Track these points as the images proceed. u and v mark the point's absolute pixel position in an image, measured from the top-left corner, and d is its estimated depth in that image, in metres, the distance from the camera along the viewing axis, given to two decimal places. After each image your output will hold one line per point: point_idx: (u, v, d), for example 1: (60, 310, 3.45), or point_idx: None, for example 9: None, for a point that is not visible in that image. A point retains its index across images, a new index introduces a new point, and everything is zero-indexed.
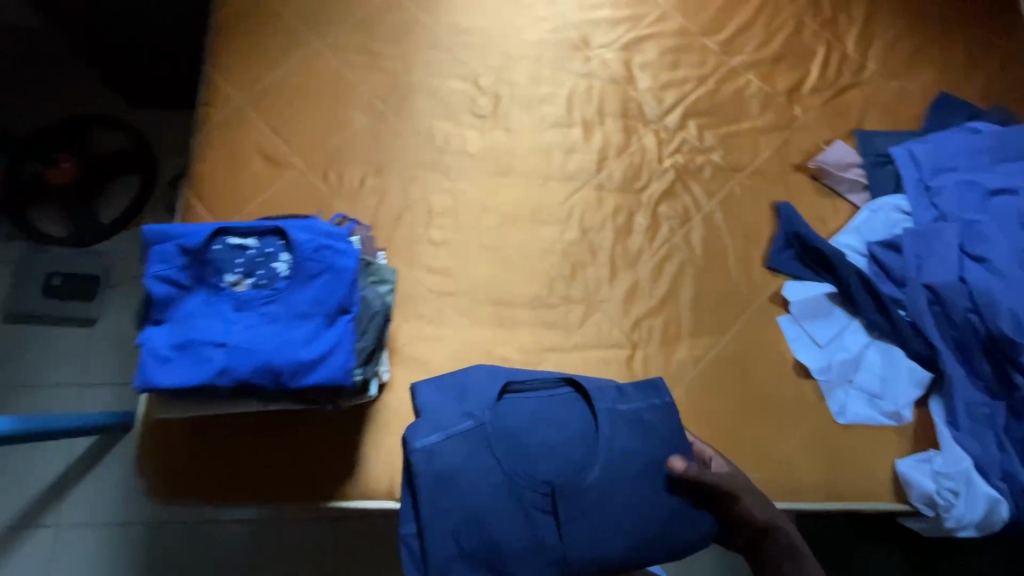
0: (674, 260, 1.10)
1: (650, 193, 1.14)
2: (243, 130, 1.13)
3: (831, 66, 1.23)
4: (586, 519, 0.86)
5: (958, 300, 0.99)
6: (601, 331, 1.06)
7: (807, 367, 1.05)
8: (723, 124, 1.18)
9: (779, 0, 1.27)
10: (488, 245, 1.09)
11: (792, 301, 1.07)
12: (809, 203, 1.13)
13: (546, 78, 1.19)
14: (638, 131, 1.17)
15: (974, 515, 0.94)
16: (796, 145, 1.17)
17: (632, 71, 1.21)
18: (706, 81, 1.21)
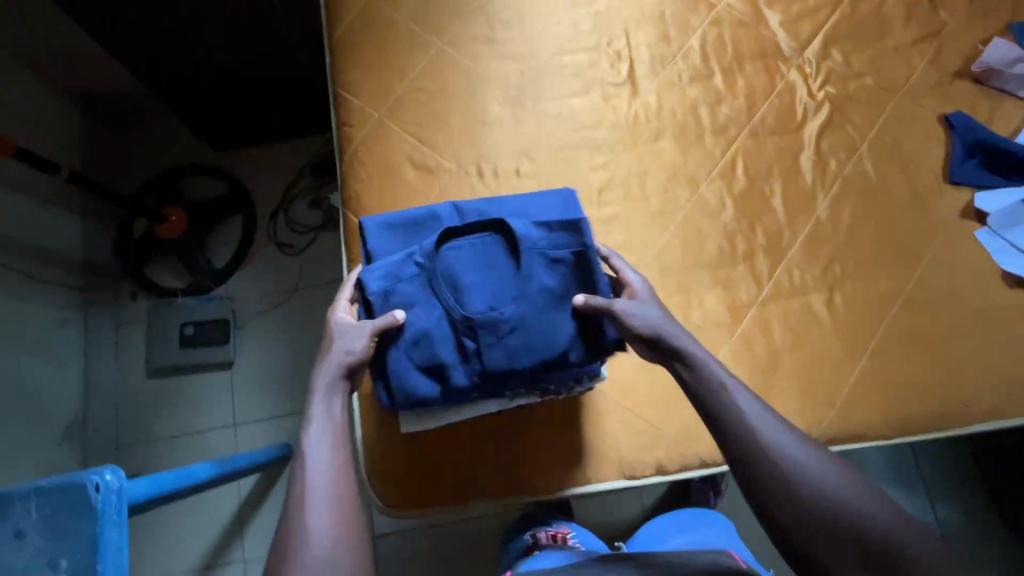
0: (850, 193, 1.07)
1: (809, 130, 1.10)
2: (389, 143, 1.12)
3: None
4: (507, 348, 0.81)
5: None
6: (793, 277, 1.04)
7: (1020, 276, 1.00)
8: (867, 46, 1.14)
9: None
10: (658, 211, 1.07)
11: (990, 212, 1.03)
12: (977, 109, 1.09)
13: (675, 33, 1.15)
14: (780, 69, 1.13)
15: None
16: (950, 53, 1.12)
17: (761, 9, 1.16)
18: (840, 4, 1.16)
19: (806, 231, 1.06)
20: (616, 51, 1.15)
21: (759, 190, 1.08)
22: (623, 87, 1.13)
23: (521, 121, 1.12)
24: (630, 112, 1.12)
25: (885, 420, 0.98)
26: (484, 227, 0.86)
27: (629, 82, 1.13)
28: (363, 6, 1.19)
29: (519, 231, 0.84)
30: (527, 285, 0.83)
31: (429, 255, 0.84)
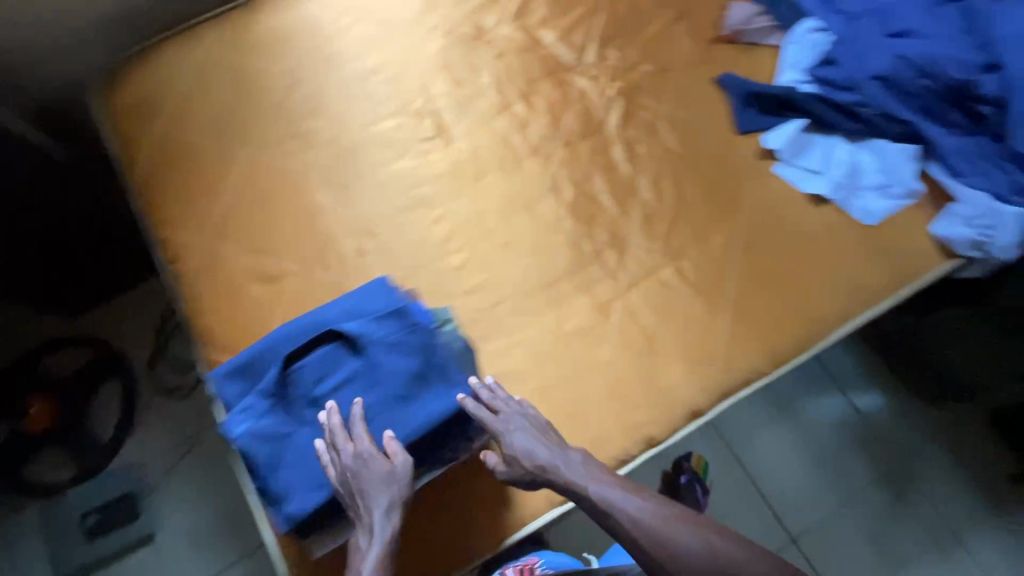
0: (664, 169, 1.16)
1: (611, 126, 1.19)
2: (226, 265, 1.09)
3: None
4: (377, 433, 0.86)
5: (905, 73, 1.10)
6: (642, 259, 1.10)
7: (820, 195, 1.13)
8: (633, 38, 1.25)
9: None
10: (504, 239, 1.11)
11: (779, 149, 1.15)
12: (738, 66, 1.23)
13: (469, 74, 1.22)
14: (569, 81, 1.22)
15: (1014, 237, 1.06)
16: (700, 25, 1.26)
17: (535, 30, 1.25)
18: (599, 10, 1.27)
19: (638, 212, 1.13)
20: (418, 108, 1.19)
21: (586, 190, 1.15)
22: (435, 136, 1.18)
23: (351, 200, 1.13)
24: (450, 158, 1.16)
25: (761, 357, 1.06)
26: (324, 333, 0.89)
27: (440, 131, 1.18)
28: (157, 140, 1.15)
29: (358, 330, 0.89)
30: (382, 373, 0.88)
31: (280, 383, 0.86)
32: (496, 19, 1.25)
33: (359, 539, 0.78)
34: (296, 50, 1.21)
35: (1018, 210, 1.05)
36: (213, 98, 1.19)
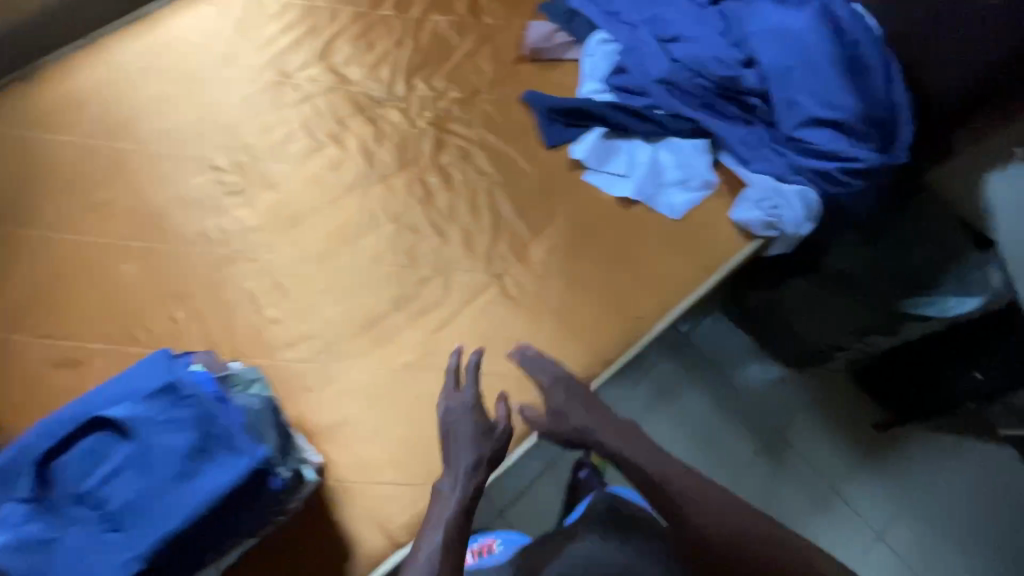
0: (484, 217, 1.10)
1: (421, 153, 1.13)
2: (35, 323, 0.97)
3: (477, 10, 1.24)
4: (154, 521, 0.70)
5: (683, 78, 1.08)
6: (466, 282, 1.06)
7: (624, 196, 1.11)
8: (422, 83, 1.18)
9: None
10: (378, 285, 1.05)
11: (583, 158, 1.12)
12: (549, 89, 1.18)
13: (392, 100, 1.17)
14: (378, 114, 1.16)
15: (799, 215, 1.05)
16: (499, 51, 1.21)
17: (470, 55, 1.21)
18: (397, 47, 1.21)
19: (531, 264, 1.08)
20: (331, 134, 1.14)
21: (501, 236, 1.09)
22: (346, 164, 1.12)
23: (243, 231, 1.06)
24: (364, 187, 1.11)
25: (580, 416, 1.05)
26: (82, 424, 0.72)
27: (352, 157, 1.13)
28: None
29: (119, 415, 0.73)
30: (154, 458, 0.73)
31: (35, 484, 0.70)
32: (436, 42, 1.21)
33: (443, 480, 0.85)
34: (214, 69, 1.17)
35: (799, 187, 1.05)
36: (107, 123, 1.11)
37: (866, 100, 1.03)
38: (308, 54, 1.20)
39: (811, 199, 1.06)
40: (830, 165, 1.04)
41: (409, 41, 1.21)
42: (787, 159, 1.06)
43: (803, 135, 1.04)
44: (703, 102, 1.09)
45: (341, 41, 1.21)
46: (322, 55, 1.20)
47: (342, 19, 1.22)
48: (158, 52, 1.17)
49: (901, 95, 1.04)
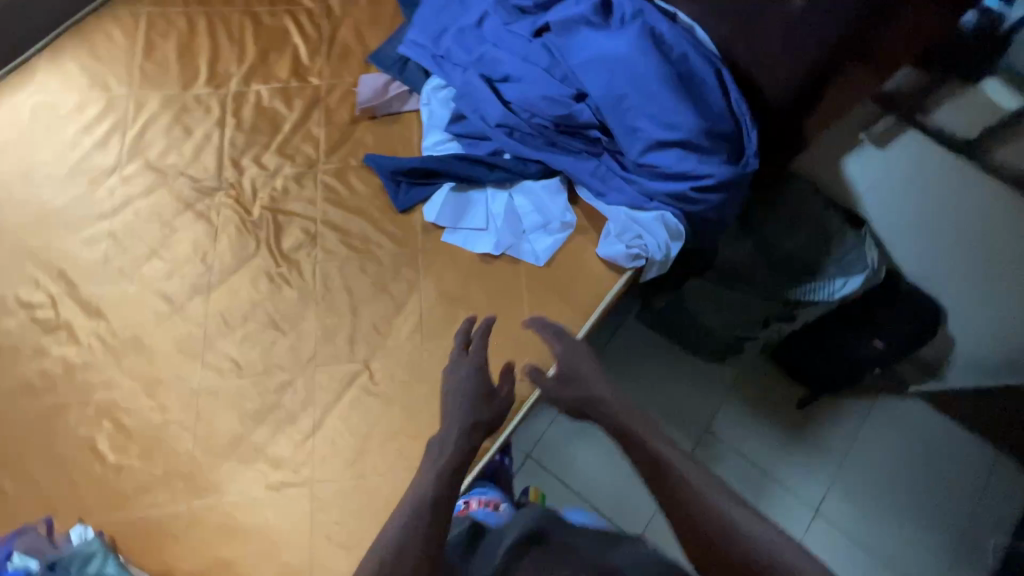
0: (341, 299, 1.01)
1: (262, 242, 1.04)
2: None
3: (299, 73, 1.15)
4: None
5: (520, 122, 1.02)
6: (331, 376, 0.97)
7: (487, 250, 1.05)
8: (253, 164, 1.09)
9: (192, 51, 1.14)
10: (231, 402, 0.95)
11: (437, 219, 1.05)
12: (391, 148, 1.11)
13: (222, 190, 1.07)
14: (209, 208, 1.06)
15: (663, 240, 1.02)
16: (330, 115, 1.12)
17: (301, 125, 1.12)
18: (218, 129, 1.10)
19: (395, 343, 0.99)
20: (158, 240, 1.03)
21: (361, 318, 1.00)
22: (181, 269, 1.02)
23: (77, 370, 0.94)
24: (209, 291, 1.01)
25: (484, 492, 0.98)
26: None
27: (186, 261, 1.02)
28: None
29: None
30: None
31: None
32: (262, 116, 1.12)
33: (432, 443, 0.83)
34: (18, 190, 1.05)
35: (658, 212, 1.02)
36: None
37: (705, 114, 1.00)
38: (120, 154, 1.08)
39: (670, 219, 1.02)
40: (684, 185, 1.01)
41: (230, 120, 1.11)
42: (642, 187, 1.02)
43: (650, 160, 1.00)
44: (549, 141, 1.03)
45: (155, 133, 1.09)
46: (136, 152, 1.08)
47: (151, 109, 1.10)
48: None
49: (738, 103, 1.01)
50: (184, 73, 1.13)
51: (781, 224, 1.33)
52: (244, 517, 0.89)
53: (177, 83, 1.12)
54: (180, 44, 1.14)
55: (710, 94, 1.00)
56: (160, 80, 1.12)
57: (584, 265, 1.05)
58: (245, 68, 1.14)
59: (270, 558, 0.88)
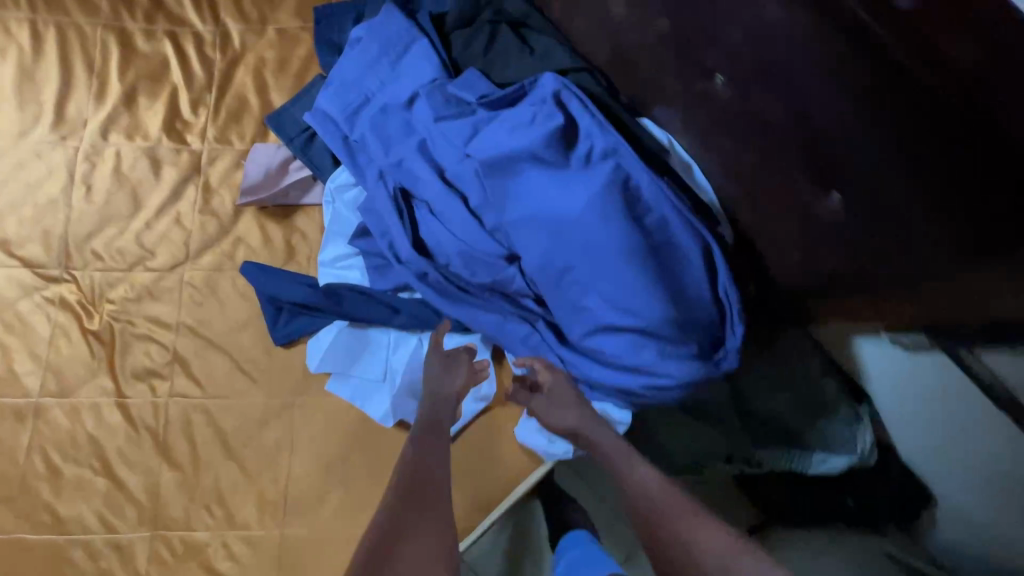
0: (196, 445, 0.84)
1: (107, 359, 0.84)
2: None
3: (172, 128, 0.88)
4: None
5: (437, 269, 0.79)
6: (175, 541, 0.82)
7: (380, 413, 0.83)
8: (103, 249, 0.86)
9: (35, 80, 0.87)
10: (43, 565, 0.79)
11: (322, 365, 0.83)
12: (280, 252, 0.87)
13: (60, 280, 0.85)
14: (44, 302, 0.84)
15: None
16: (209, 195, 0.87)
17: (170, 205, 0.87)
18: (63, 194, 0.86)
19: (252, 514, 0.83)
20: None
21: (216, 474, 0.83)
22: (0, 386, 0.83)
23: None
24: (33, 419, 0.82)
25: None
26: None
27: (5, 378, 0.83)
28: None
29: None
30: None
31: None
32: (121, 187, 0.87)
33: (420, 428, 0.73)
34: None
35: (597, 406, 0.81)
36: None
37: (676, 297, 0.73)
38: None
39: (611, 414, 0.81)
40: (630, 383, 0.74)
41: (79, 186, 0.86)
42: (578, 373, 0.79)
43: (592, 345, 0.75)
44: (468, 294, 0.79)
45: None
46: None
47: None
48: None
49: (725, 288, 0.74)
50: (23, 115, 0.86)
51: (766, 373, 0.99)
52: None
53: (13, 126, 0.86)
54: (22, 71, 0.87)
55: (689, 272, 0.74)
56: None
57: (496, 444, 0.85)
58: (103, 115, 0.87)
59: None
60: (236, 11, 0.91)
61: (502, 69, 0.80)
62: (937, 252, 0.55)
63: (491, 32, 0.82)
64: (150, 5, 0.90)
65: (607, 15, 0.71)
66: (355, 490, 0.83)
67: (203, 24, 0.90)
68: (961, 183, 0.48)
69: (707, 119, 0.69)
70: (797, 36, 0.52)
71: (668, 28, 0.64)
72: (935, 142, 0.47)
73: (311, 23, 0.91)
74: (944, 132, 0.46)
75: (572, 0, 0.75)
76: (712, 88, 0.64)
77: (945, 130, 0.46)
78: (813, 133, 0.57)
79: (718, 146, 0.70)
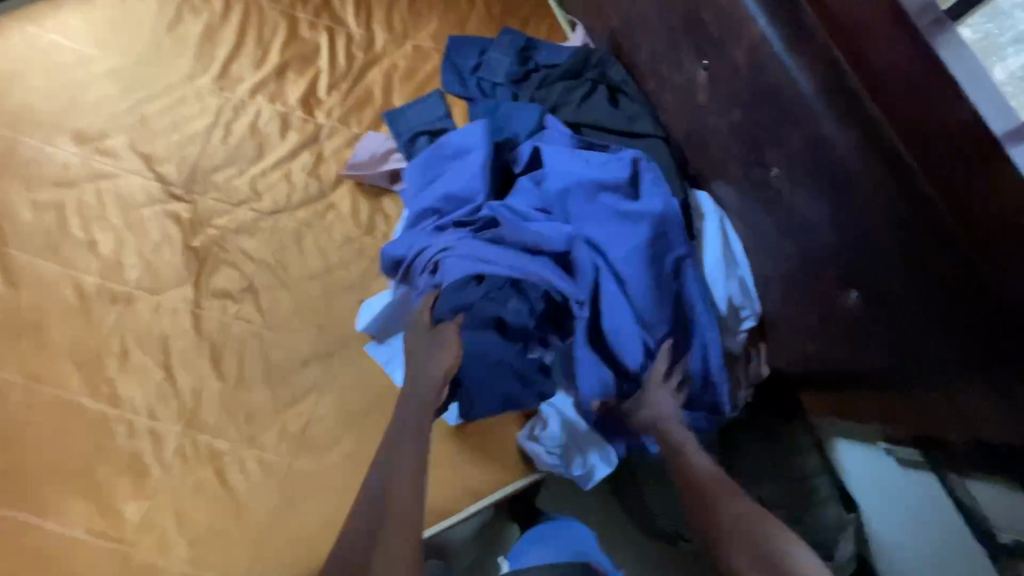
0: (242, 366, 0.95)
1: (197, 272, 0.98)
2: None
3: (306, 101, 1.04)
4: None
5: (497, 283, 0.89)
6: (200, 441, 0.92)
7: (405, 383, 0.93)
8: (222, 183, 1.01)
9: (214, 39, 1.06)
10: (89, 431, 0.91)
11: (368, 328, 0.95)
12: (363, 224, 1.00)
13: (180, 198, 1.01)
14: (161, 214, 1.00)
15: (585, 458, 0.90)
16: (320, 162, 1.02)
17: (285, 162, 1.02)
18: (205, 130, 1.03)
19: (271, 440, 0.92)
20: (98, 229, 0.98)
21: (252, 396, 0.94)
22: (105, 271, 0.97)
23: None
24: (123, 305, 0.96)
25: None
26: None
27: (112, 265, 0.97)
28: None
29: None
30: None
31: None
32: (252, 137, 1.03)
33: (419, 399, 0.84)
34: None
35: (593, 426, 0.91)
36: None
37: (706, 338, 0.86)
38: (103, 122, 1.02)
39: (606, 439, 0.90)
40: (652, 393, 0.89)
41: (220, 128, 1.03)
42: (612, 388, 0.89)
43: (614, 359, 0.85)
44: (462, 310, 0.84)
45: (142, 114, 1.03)
46: (117, 127, 1.02)
47: (153, 88, 1.04)
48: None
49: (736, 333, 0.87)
50: (196, 63, 1.05)
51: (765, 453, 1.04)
52: (53, 551, 0.86)
53: (186, 70, 1.05)
54: (206, 29, 1.07)
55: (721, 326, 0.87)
56: (173, 62, 1.05)
57: (498, 444, 0.93)
58: (257, 78, 1.05)
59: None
60: (385, 24, 1.08)
61: (593, 123, 0.93)
62: (966, 380, 0.61)
63: (591, 88, 0.95)
64: (321, 3, 1.09)
65: (692, 100, 0.82)
66: (364, 445, 0.92)
67: (357, 28, 1.08)
68: (968, 317, 0.58)
69: (759, 203, 0.78)
70: (854, 165, 0.61)
71: (742, 120, 0.74)
72: (958, 275, 0.57)
73: (443, 48, 1.07)
74: (967, 270, 0.55)
75: (662, 80, 0.87)
76: (768, 178, 0.74)
77: (962, 270, 0.56)
78: (846, 230, 0.66)
79: (761, 231, 0.80)
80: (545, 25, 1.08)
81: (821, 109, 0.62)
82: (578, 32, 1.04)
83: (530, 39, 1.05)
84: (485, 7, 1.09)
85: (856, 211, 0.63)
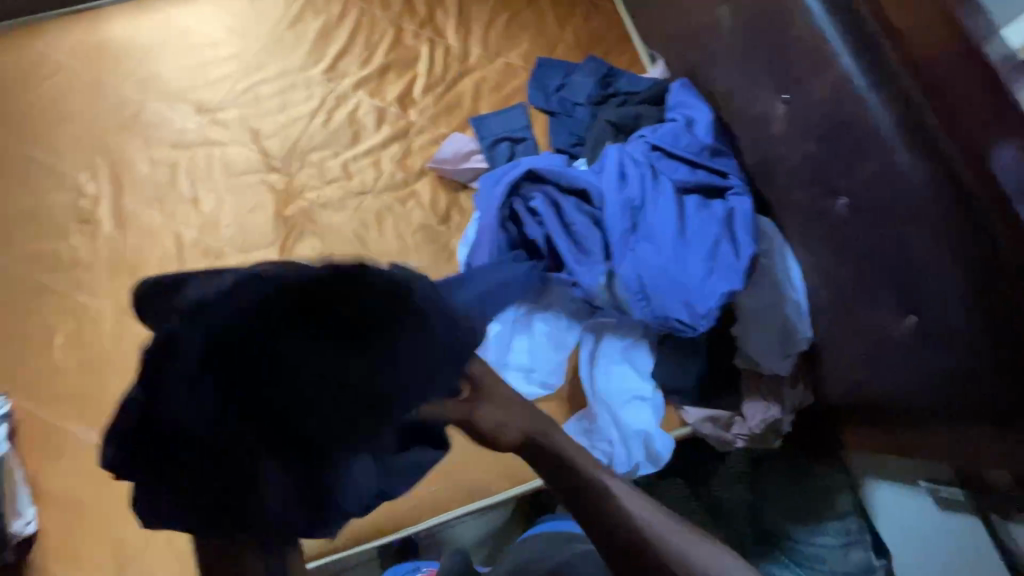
0: None
1: (283, 237, 1.07)
2: None
3: (403, 100, 1.15)
4: None
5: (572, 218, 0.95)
6: None
7: None
8: (317, 162, 1.11)
9: (329, 38, 1.19)
10: None
11: None
12: (439, 214, 1.09)
13: (278, 170, 1.11)
14: (261, 182, 1.10)
15: (635, 456, 0.92)
16: (408, 154, 1.12)
17: (377, 150, 1.12)
18: (311, 116, 1.14)
19: None
20: (202, 189, 1.08)
21: None
22: (203, 226, 1.06)
23: (79, 265, 1.02)
24: (215, 258, 1.04)
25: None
26: None
27: (210, 222, 1.06)
28: None
29: None
30: None
31: None
32: (349, 126, 1.13)
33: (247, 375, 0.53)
34: (127, 85, 1.12)
35: (643, 428, 0.93)
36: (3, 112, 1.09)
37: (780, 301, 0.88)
38: (222, 97, 1.14)
39: (653, 443, 0.92)
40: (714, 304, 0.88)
41: (322, 114, 1.14)
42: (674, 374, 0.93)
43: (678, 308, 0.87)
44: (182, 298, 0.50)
45: (257, 93, 1.15)
46: (233, 102, 1.14)
47: (269, 72, 1.16)
48: (80, 52, 1.14)
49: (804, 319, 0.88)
50: (310, 55, 1.17)
51: (796, 484, 1.04)
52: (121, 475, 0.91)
53: (301, 60, 1.17)
54: (324, 27, 1.19)
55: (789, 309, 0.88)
56: (291, 52, 1.18)
57: None
58: (361, 74, 1.16)
59: (105, 529, 0.89)
60: (482, 40, 1.19)
61: None
62: None
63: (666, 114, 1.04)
64: (426, 17, 1.21)
65: (765, 131, 0.89)
66: None
67: (454, 41, 1.20)
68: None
69: (819, 231, 0.83)
70: (924, 194, 0.66)
71: (813, 151, 0.80)
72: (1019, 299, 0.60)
73: (531, 67, 1.18)
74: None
75: (736, 113, 0.95)
76: (833, 207, 0.79)
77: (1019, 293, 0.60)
78: (907, 260, 0.70)
79: (822, 259, 0.84)
80: (626, 59, 1.18)
81: (895, 143, 0.68)
82: (657, 66, 1.14)
83: (612, 67, 1.15)
84: (573, 35, 1.20)
85: (923, 237, 0.68)
